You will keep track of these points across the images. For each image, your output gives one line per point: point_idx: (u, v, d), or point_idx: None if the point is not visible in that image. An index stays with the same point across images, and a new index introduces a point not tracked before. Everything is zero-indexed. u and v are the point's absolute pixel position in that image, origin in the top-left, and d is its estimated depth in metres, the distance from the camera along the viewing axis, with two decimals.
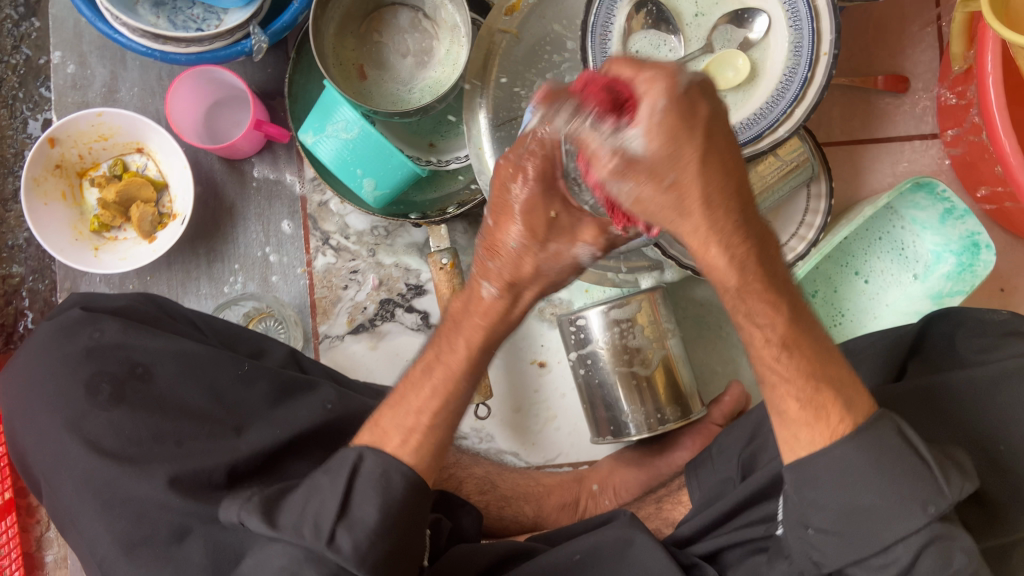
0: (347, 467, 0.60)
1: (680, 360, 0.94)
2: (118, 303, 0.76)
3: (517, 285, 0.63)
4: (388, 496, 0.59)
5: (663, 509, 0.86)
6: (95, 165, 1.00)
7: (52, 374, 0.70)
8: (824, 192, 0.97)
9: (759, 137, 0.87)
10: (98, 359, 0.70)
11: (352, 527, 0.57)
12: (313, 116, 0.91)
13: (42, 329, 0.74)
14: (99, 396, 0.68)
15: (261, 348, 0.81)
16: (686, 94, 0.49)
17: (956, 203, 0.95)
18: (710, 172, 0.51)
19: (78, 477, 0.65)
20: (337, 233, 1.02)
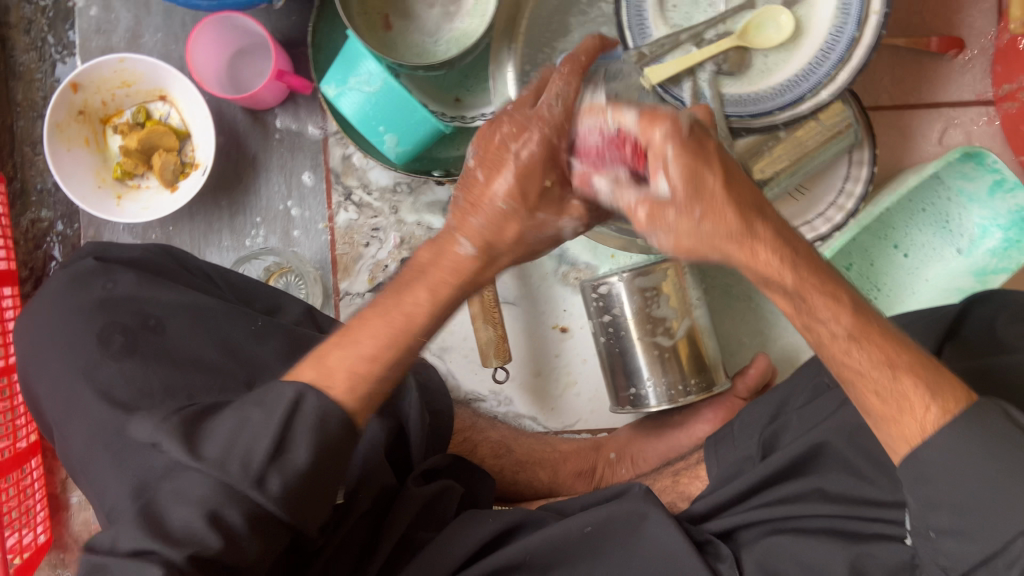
0: (283, 405, 0.54)
1: (705, 332, 0.91)
2: (134, 255, 0.76)
3: (495, 248, 0.60)
4: (325, 438, 0.54)
5: (680, 482, 0.84)
6: (118, 112, 0.99)
7: (66, 322, 0.70)
8: (865, 160, 0.91)
9: (801, 100, 0.82)
10: (113, 311, 0.69)
11: (283, 469, 0.52)
12: (335, 68, 0.88)
13: (59, 278, 0.74)
14: (111, 346, 0.67)
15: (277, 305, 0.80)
16: (694, 130, 0.54)
17: (1008, 175, 0.89)
18: (732, 188, 0.53)
19: (89, 426, 0.64)
20: (359, 188, 1.01)
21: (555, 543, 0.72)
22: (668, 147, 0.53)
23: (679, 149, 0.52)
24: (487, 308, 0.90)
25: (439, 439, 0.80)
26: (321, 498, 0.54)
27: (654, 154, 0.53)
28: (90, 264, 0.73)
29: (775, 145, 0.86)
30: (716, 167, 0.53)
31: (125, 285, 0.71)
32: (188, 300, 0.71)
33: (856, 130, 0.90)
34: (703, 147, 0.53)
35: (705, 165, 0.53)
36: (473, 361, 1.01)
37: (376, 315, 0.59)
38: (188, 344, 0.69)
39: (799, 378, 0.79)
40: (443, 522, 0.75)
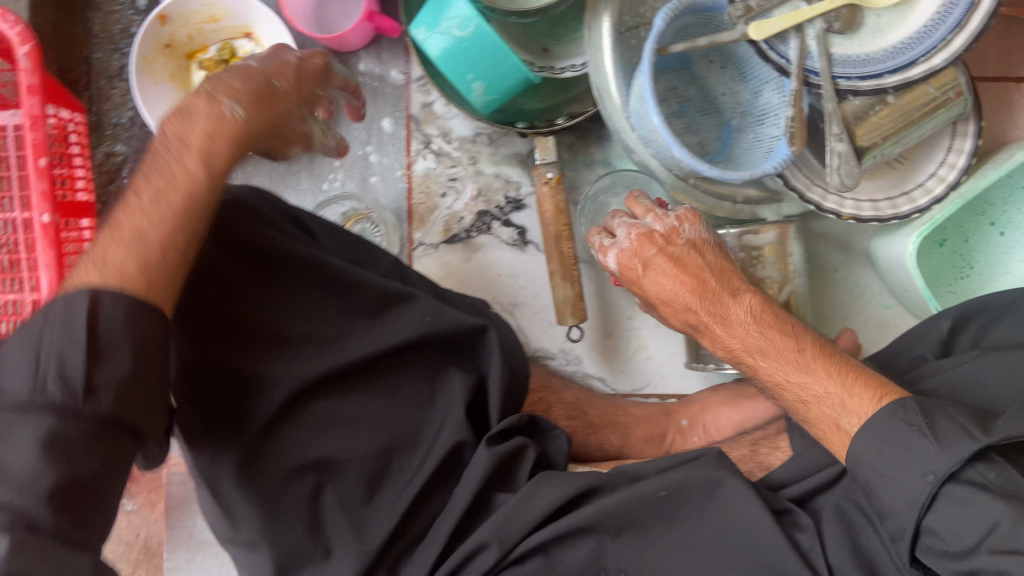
0: (78, 310, 0.52)
1: (801, 302, 0.89)
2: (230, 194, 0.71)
3: (255, 110, 0.62)
4: (139, 336, 0.54)
5: (759, 452, 0.83)
6: (203, 48, 0.98)
7: None
8: (970, 132, 0.86)
9: (912, 64, 0.78)
10: (207, 254, 0.67)
11: (105, 376, 0.52)
12: (426, 11, 0.86)
13: (144, 212, 0.69)
14: (207, 290, 0.67)
15: (366, 256, 0.79)
16: (636, 238, 0.71)
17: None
18: (670, 288, 0.70)
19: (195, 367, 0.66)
20: (439, 137, 0.99)
21: (630, 506, 0.70)
22: (625, 261, 0.72)
23: (625, 257, 0.71)
24: (566, 266, 0.89)
25: (517, 393, 0.79)
26: (154, 398, 0.56)
27: (625, 263, 0.72)
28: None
29: (882, 109, 0.81)
30: (661, 263, 0.70)
31: (224, 228, 0.68)
32: (284, 247, 0.69)
33: (966, 98, 0.85)
34: (653, 251, 0.71)
35: (641, 272, 0.71)
36: (544, 319, 1.00)
37: (145, 196, 0.58)
38: (284, 291, 0.70)
39: None
40: (519, 481, 0.74)
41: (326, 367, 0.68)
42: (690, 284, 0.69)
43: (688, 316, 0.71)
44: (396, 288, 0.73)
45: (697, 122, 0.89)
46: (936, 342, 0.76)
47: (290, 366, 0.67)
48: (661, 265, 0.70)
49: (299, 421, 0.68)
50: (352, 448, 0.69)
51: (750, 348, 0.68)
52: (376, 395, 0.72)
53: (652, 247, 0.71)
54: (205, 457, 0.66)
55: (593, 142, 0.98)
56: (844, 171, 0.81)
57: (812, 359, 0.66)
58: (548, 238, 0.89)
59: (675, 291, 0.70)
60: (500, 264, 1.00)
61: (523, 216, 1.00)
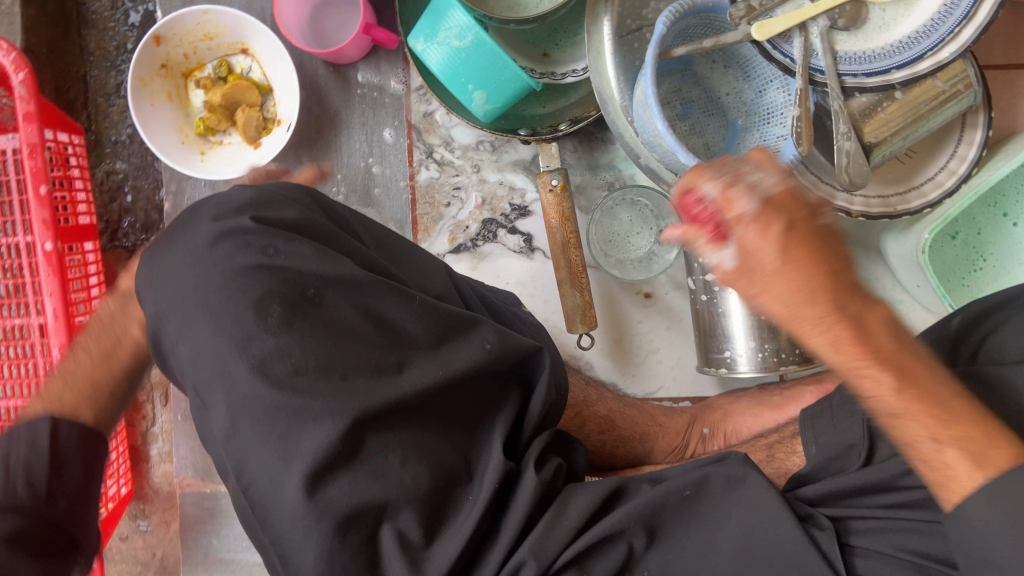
0: (40, 432, 0.63)
1: None
2: (291, 214, 0.68)
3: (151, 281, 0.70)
4: (88, 459, 0.65)
5: (775, 457, 0.83)
6: (200, 66, 0.98)
7: (214, 285, 0.62)
8: (981, 124, 0.84)
9: (920, 59, 0.76)
10: (267, 277, 0.63)
11: (61, 488, 0.62)
12: (423, 21, 0.85)
13: (205, 229, 0.65)
14: (268, 318, 0.62)
15: (421, 271, 0.75)
16: (775, 188, 0.49)
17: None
18: (792, 264, 0.49)
19: (241, 399, 0.60)
20: (442, 146, 0.98)
21: (652, 507, 0.71)
22: (747, 212, 0.48)
23: (760, 213, 0.48)
24: (574, 273, 0.88)
25: (550, 410, 0.78)
26: (89, 507, 0.64)
27: (732, 216, 0.49)
28: (245, 223, 0.64)
29: (889, 105, 0.80)
30: (801, 228, 0.49)
31: (294, 255, 0.64)
32: (348, 273, 0.65)
33: (977, 89, 0.83)
34: (795, 216, 0.49)
35: (771, 228, 0.48)
36: (556, 324, 0.99)
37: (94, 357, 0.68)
38: (342, 315, 0.65)
39: None
40: (552, 492, 0.74)
41: (388, 397, 0.63)
42: (826, 256, 0.49)
43: (798, 310, 0.49)
44: (458, 317, 0.70)
45: (702, 123, 0.89)
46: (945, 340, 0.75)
47: (351, 398, 0.61)
48: (793, 226, 0.49)
49: (359, 458, 0.62)
50: (416, 483, 0.63)
51: (885, 362, 0.50)
52: (439, 424, 0.67)
53: (796, 205, 0.50)
54: (260, 493, 0.60)
55: (597, 145, 0.97)
56: (853, 170, 0.80)
57: (956, 399, 0.50)
58: (556, 247, 0.89)
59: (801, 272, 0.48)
60: (508, 271, 0.99)
61: (529, 223, 0.99)
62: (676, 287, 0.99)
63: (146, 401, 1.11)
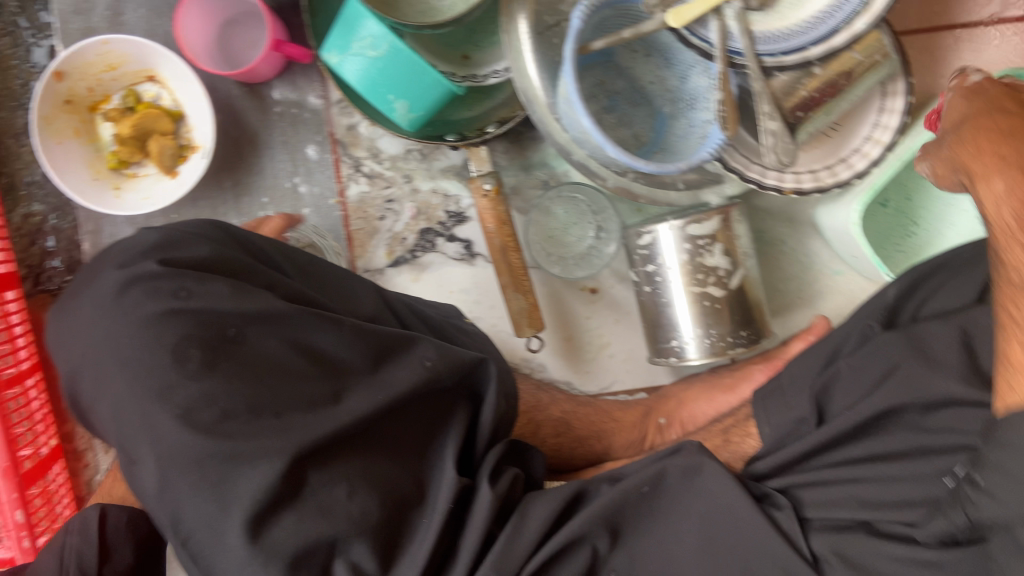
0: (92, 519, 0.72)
1: (756, 282, 0.88)
2: (200, 253, 0.66)
3: None
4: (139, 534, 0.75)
5: (731, 441, 0.82)
6: (106, 97, 0.93)
7: (130, 335, 0.61)
8: (900, 90, 0.86)
9: (835, 32, 0.78)
10: (184, 322, 0.61)
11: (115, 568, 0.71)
12: (335, 33, 0.82)
13: (112, 278, 0.65)
14: (188, 363, 0.60)
15: (351, 293, 0.73)
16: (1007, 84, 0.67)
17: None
18: (996, 119, 0.62)
19: (167, 450, 0.58)
20: (369, 158, 0.95)
21: (615, 505, 0.70)
22: (958, 100, 0.69)
23: (970, 99, 0.67)
24: (516, 277, 0.86)
25: (503, 419, 0.76)
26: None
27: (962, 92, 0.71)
28: (153, 267, 0.64)
29: (809, 82, 0.80)
30: (1000, 97, 0.65)
31: (207, 295, 0.63)
32: (270, 307, 0.63)
33: (893, 58, 0.84)
34: (1003, 94, 0.66)
35: (994, 99, 0.65)
36: (504, 328, 0.98)
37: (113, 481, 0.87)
38: (270, 351, 0.63)
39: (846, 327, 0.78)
40: (514, 500, 0.72)
41: (327, 430, 0.61)
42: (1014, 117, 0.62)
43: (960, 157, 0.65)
44: (392, 336, 0.68)
45: (628, 115, 0.88)
46: (880, 310, 0.77)
47: (287, 435, 0.59)
48: (1000, 100, 0.65)
49: (302, 497, 0.59)
50: (364, 514, 0.61)
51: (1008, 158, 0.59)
52: (385, 450, 0.66)
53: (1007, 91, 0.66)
54: (204, 544, 0.58)
55: (527, 145, 0.95)
56: (780, 150, 0.80)
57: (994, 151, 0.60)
58: (495, 251, 0.87)
59: (1007, 120, 0.61)
60: (451, 280, 0.97)
61: (467, 229, 0.97)
62: (620, 280, 0.98)
63: (87, 450, 1.08)
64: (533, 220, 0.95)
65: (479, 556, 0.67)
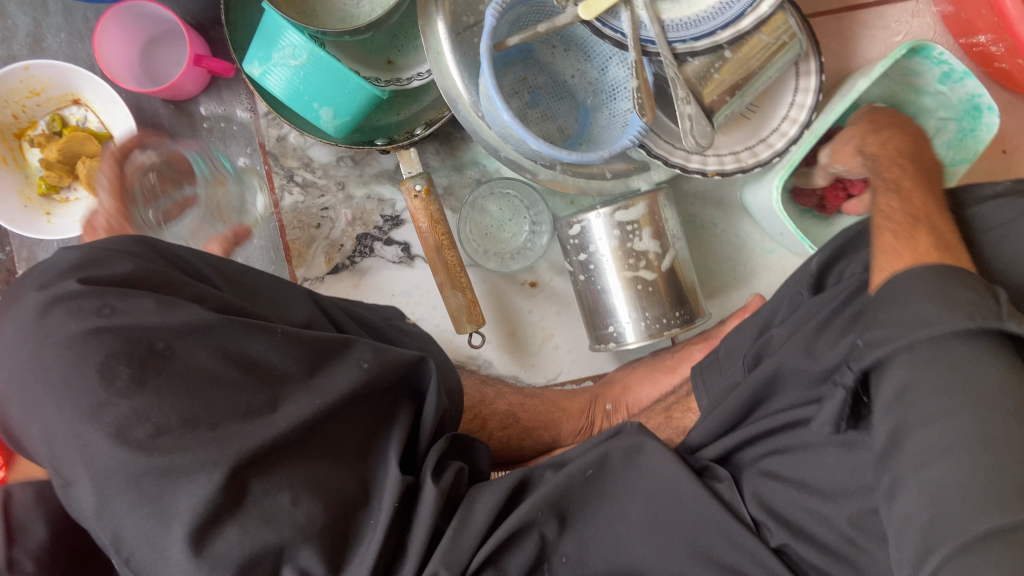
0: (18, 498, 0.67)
1: (686, 264, 0.90)
2: (120, 268, 0.62)
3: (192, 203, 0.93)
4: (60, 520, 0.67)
5: (673, 417, 0.85)
6: (32, 123, 0.93)
7: (51, 358, 0.57)
8: (813, 70, 0.88)
9: (742, 16, 0.80)
10: (111, 339, 0.57)
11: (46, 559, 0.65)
12: (256, 45, 0.83)
13: (30, 299, 0.59)
14: (117, 381, 0.56)
15: (283, 302, 0.72)
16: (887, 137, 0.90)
17: (954, 66, 0.87)
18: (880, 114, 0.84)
19: (102, 473, 0.55)
20: (301, 168, 0.96)
21: (558, 494, 0.71)
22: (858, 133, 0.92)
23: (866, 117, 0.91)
24: (452, 274, 0.88)
25: (445, 414, 0.77)
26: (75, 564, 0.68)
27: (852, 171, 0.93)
28: (72, 285, 0.59)
29: (722, 66, 0.82)
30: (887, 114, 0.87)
31: (132, 312, 0.59)
32: (197, 319, 0.61)
33: (801, 38, 0.86)
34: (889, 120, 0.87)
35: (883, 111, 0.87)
36: (448, 327, 0.99)
37: None
38: (202, 363, 0.60)
39: (779, 294, 0.79)
40: (460, 493, 0.73)
41: (267, 438, 0.60)
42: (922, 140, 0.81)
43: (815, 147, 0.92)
44: (328, 340, 0.68)
45: (552, 108, 0.91)
46: (807, 277, 0.75)
47: (226, 447, 0.57)
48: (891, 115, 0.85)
49: (245, 505, 0.58)
50: (310, 520, 0.61)
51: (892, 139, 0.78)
52: (327, 455, 0.65)
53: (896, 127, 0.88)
54: (143, 563, 0.57)
55: (457, 145, 0.96)
56: (697, 132, 0.81)
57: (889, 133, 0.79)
58: (429, 250, 0.88)
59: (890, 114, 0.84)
60: (391, 284, 0.98)
61: (404, 232, 0.98)
62: (558, 272, 0.99)
63: None
64: (468, 219, 0.97)
65: (428, 551, 0.67)
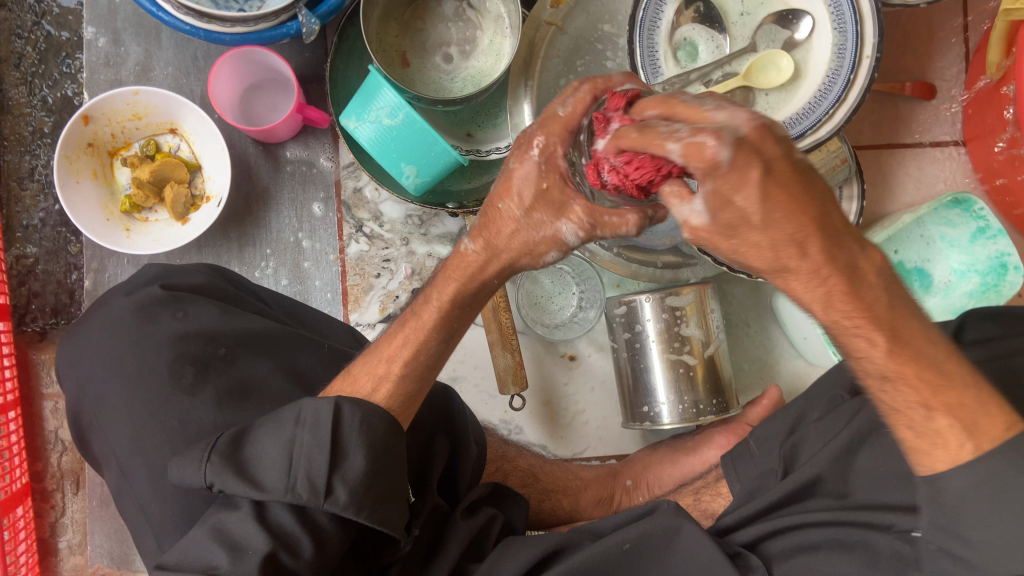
0: (326, 419, 0.59)
1: (723, 357, 0.95)
2: (197, 281, 0.77)
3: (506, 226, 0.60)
4: (372, 441, 0.60)
5: (702, 500, 0.89)
6: (127, 145, 0.99)
7: (132, 351, 0.70)
8: (855, 194, 0.98)
9: (802, 137, 0.88)
10: (182, 340, 0.70)
11: (345, 479, 0.58)
12: (355, 102, 0.90)
13: (120, 302, 0.73)
14: (184, 379, 0.68)
15: (328, 330, 0.83)
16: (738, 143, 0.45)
17: (991, 222, 0.98)
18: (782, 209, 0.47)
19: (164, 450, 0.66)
20: (371, 221, 1.01)
21: (596, 562, 0.73)
22: (714, 157, 0.45)
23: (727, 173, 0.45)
24: (505, 336, 0.91)
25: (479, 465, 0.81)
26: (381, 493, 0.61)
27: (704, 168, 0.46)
28: (154, 289, 0.73)
29: None
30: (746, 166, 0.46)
31: (201, 316, 0.72)
32: (253, 330, 0.72)
33: (851, 165, 0.96)
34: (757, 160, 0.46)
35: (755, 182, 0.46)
36: (485, 389, 1.02)
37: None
38: (256, 369, 0.70)
39: (814, 396, 0.84)
40: (486, 550, 0.76)
41: None
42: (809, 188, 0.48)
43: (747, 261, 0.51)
44: None
45: None
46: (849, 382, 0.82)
47: None
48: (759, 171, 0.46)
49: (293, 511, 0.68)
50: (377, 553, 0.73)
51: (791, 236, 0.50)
52: None
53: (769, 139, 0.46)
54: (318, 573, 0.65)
55: None
56: None
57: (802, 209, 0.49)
58: (486, 311, 0.91)
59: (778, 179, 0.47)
60: None
61: None
62: (598, 349, 1.03)
63: (55, 490, 1.06)
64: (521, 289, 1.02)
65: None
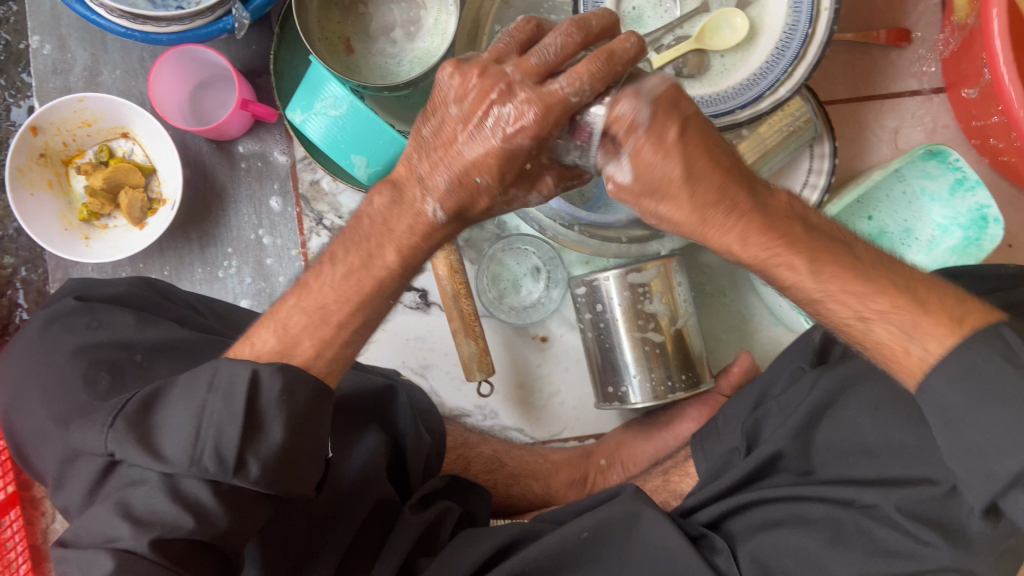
0: (241, 385, 0.57)
1: (692, 330, 0.92)
2: (118, 289, 0.76)
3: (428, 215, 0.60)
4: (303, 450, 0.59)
5: (671, 481, 0.86)
6: (80, 152, 0.98)
7: (53, 366, 0.68)
8: (827, 152, 0.94)
9: (759, 98, 0.84)
10: (106, 353, 0.69)
11: (260, 451, 0.57)
12: (300, 94, 0.88)
13: (36, 321, 0.73)
14: (99, 385, 0.67)
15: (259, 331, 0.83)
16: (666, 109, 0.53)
17: (968, 173, 0.93)
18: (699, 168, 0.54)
19: None
20: (330, 213, 1.00)
21: (555, 552, 0.71)
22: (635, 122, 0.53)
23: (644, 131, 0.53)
24: (467, 323, 0.90)
25: (438, 455, 0.81)
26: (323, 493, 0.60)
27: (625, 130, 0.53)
28: (69, 304, 0.73)
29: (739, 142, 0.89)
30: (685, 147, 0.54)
31: (116, 325, 0.71)
32: (181, 340, 0.71)
33: (817, 123, 0.92)
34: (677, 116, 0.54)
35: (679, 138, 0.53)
36: (457, 375, 1.01)
37: None
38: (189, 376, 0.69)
39: (780, 368, 0.82)
40: (440, 544, 0.75)
41: None
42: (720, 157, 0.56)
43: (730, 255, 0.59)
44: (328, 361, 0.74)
45: None
46: (811, 353, 0.79)
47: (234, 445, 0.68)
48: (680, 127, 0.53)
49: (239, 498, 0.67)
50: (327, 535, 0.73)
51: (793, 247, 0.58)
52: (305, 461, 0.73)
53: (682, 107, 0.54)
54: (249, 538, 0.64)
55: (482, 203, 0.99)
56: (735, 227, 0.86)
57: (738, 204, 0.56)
58: (446, 298, 0.90)
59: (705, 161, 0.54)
60: (406, 328, 1.01)
61: (423, 279, 1.00)
62: (570, 328, 1.01)
63: (44, 497, 1.08)
64: (485, 271, 1.01)
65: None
